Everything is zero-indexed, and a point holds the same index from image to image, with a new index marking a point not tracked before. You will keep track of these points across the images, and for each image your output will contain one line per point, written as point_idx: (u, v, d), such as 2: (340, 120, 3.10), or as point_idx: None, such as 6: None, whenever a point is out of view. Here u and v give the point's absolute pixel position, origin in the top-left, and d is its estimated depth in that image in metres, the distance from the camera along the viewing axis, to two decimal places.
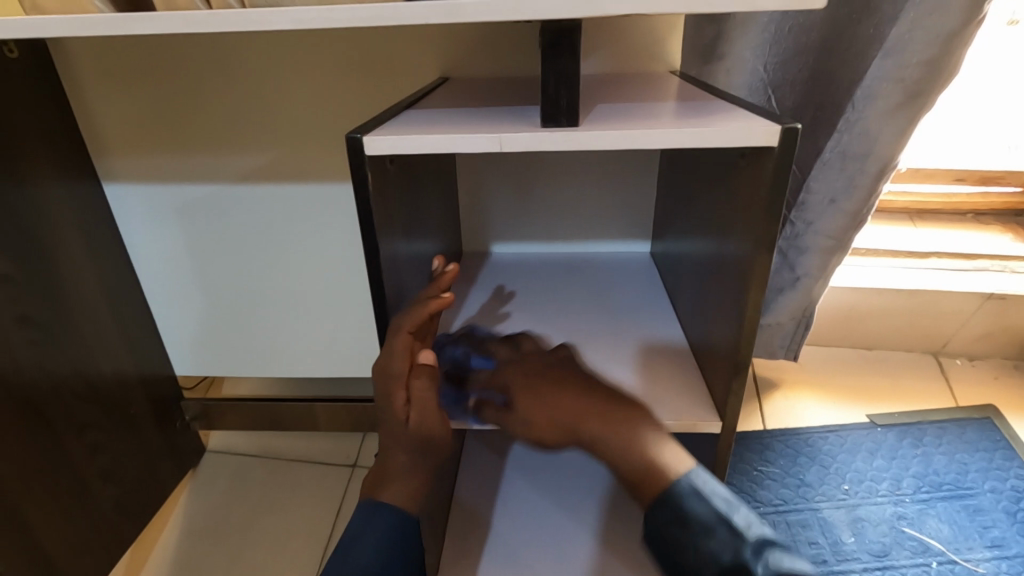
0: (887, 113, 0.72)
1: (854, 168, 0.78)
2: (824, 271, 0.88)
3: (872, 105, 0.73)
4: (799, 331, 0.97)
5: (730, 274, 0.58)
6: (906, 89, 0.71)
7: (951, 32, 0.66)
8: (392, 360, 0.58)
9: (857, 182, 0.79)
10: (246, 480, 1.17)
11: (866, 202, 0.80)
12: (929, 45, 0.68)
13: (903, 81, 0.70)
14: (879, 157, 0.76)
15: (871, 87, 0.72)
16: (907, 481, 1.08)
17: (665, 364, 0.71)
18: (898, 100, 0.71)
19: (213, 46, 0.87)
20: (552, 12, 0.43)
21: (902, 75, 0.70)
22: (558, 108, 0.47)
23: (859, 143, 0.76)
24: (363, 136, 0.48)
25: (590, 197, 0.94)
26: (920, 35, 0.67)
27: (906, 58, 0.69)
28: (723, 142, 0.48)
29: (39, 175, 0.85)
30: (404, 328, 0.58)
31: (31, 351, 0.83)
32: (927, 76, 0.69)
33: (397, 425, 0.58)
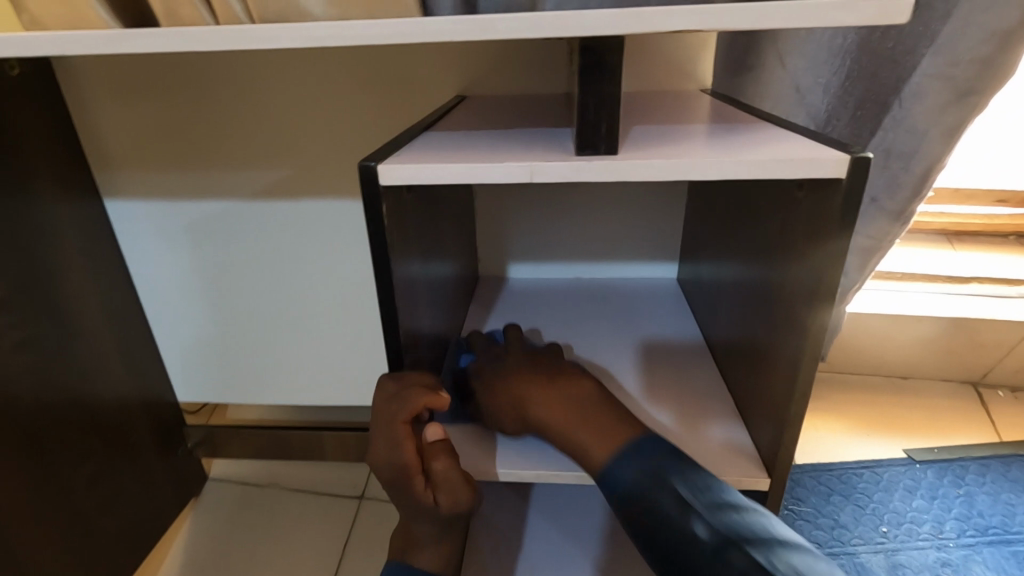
0: (934, 110, 0.62)
1: (896, 168, 0.68)
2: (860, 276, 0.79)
3: (915, 103, 0.63)
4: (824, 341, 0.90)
5: (780, 313, 0.52)
6: (957, 87, 0.60)
7: (1010, 27, 0.56)
8: (396, 450, 0.51)
9: (898, 181, 0.69)
10: (248, 510, 1.12)
11: (908, 208, 0.70)
12: (984, 39, 0.57)
13: (951, 79, 0.60)
14: (923, 159, 0.66)
15: (915, 86, 0.63)
16: (949, 524, 1.01)
17: (701, 406, 0.65)
18: (947, 100, 0.61)
19: (224, 64, 0.84)
20: (594, 27, 0.38)
21: (951, 72, 0.60)
22: (595, 132, 0.42)
23: (903, 143, 0.66)
24: (378, 164, 0.43)
25: (614, 220, 0.89)
26: (972, 31, 0.57)
27: (957, 54, 0.59)
28: (784, 173, 0.42)
29: (39, 194, 0.81)
30: (402, 420, 0.51)
31: (32, 380, 0.79)
32: (981, 75, 0.59)
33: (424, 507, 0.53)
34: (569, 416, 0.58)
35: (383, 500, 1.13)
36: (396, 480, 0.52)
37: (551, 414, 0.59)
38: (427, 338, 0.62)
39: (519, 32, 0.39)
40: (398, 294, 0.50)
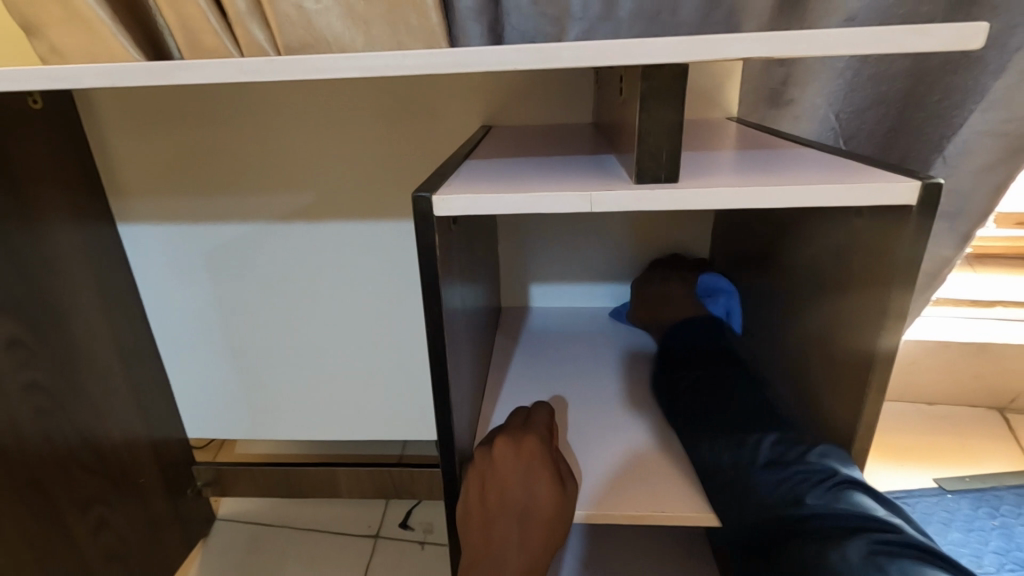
0: (984, 167, 0.69)
1: (945, 225, 0.74)
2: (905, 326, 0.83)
3: (965, 161, 0.69)
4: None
5: (838, 344, 0.51)
6: (1008, 144, 0.66)
7: None
8: (525, 432, 0.56)
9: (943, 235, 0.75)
10: (258, 551, 1.07)
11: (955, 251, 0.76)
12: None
13: (1004, 136, 0.66)
14: (972, 216, 0.72)
15: (965, 143, 0.68)
16: (988, 558, 0.97)
17: None
18: (998, 155, 0.67)
19: (249, 97, 0.84)
20: (658, 56, 0.37)
21: (1004, 130, 0.66)
22: (656, 161, 0.41)
23: (952, 201, 0.72)
24: (430, 196, 0.42)
25: (640, 250, 0.88)
26: None
27: (1010, 114, 0.64)
28: (849, 201, 0.40)
29: (56, 229, 0.79)
30: (526, 415, 0.61)
31: (37, 421, 0.76)
32: None
33: (544, 486, 0.53)
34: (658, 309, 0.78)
35: (399, 539, 1.09)
36: (524, 496, 0.52)
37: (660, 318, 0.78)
38: (467, 369, 0.61)
39: (581, 59, 0.38)
40: (445, 328, 0.49)
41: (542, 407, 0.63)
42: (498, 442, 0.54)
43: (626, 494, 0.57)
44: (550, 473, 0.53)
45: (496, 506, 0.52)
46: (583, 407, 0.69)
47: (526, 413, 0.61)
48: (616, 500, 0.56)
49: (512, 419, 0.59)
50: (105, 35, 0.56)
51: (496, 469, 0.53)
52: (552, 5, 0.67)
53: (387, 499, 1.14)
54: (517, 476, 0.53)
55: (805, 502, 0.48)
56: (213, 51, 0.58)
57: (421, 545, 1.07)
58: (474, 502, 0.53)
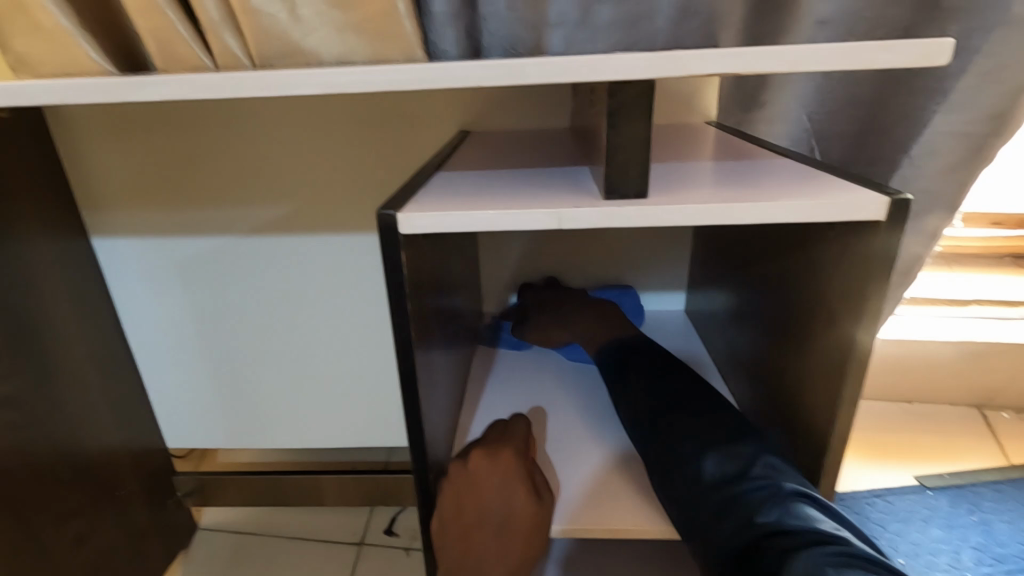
0: (948, 166, 0.68)
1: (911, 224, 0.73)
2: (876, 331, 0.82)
3: (931, 162, 0.68)
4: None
5: (812, 354, 0.51)
6: (971, 142, 0.66)
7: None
8: (502, 445, 0.56)
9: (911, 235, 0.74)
10: (241, 562, 1.06)
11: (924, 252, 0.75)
12: (993, 95, 0.63)
13: (967, 134, 0.66)
14: (938, 214, 0.72)
15: (929, 142, 0.67)
16: (968, 554, 0.99)
17: None
18: (961, 153, 0.67)
19: (222, 103, 0.82)
20: (627, 71, 0.37)
21: (967, 128, 0.65)
22: (625, 177, 0.41)
23: (919, 201, 0.71)
24: (397, 213, 0.41)
25: (621, 256, 0.88)
26: (990, 87, 0.63)
27: (974, 113, 0.64)
28: (818, 217, 0.40)
29: (26, 240, 0.77)
30: (503, 428, 0.60)
31: (11, 437, 0.74)
32: (994, 128, 0.65)
33: (521, 500, 0.52)
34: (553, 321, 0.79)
35: (384, 546, 1.08)
36: (500, 510, 0.52)
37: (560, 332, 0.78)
38: (443, 383, 0.60)
39: (547, 75, 0.38)
40: (416, 346, 0.48)
41: (519, 419, 0.63)
42: (474, 455, 0.54)
43: (603, 509, 0.57)
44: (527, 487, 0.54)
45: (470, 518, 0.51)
46: (562, 417, 0.69)
47: (503, 425, 0.61)
48: (591, 517, 0.56)
49: (489, 432, 0.59)
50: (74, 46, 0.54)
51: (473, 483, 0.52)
52: (528, 11, 0.66)
53: (372, 506, 1.13)
54: (494, 490, 0.52)
55: (757, 521, 0.47)
56: (186, 61, 0.56)
57: (406, 552, 1.07)
58: (450, 518, 0.52)
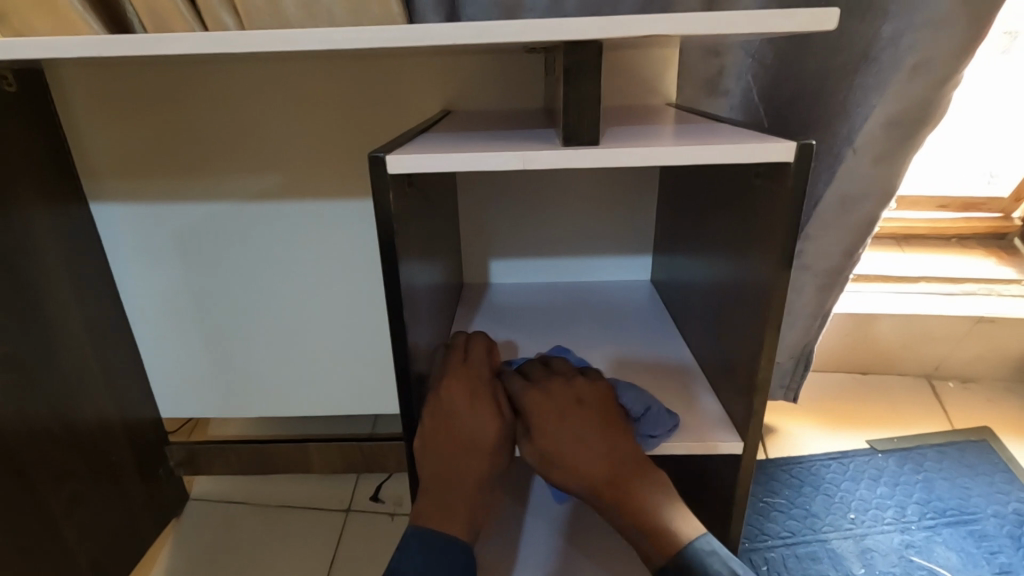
0: (883, 155, 0.72)
1: (851, 210, 0.77)
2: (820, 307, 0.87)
3: (869, 151, 0.72)
4: (799, 370, 0.95)
5: (746, 293, 0.58)
6: (903, 130, 0.70)
7: (946, 73, 0.66)
8: (474, 375, 0.61)
9: (851, 223, 0.78)
10: (232, 529, 1.10)
11: (860, 240, 0.80)
12: (922, 86, 0.67)
13: (899, 123, 0.70)
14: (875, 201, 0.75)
15: (868, 133, 0.71)
16: (911, 508, 1.08)
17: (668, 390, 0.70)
18: (895, 141, 0.71)
19: (218, 80, 0.88)
20: (578, 32, 0.44)
21: (898, 118, 0.70)
22: (580, 126, 0.47)
23: (857, 187, 0.75)
24: (386, 154, 0.47)
25: (592, 227, 0.95)
26: (919, 79, 0.67)
27: (904, 102, 0.68)
28: (741, 159, 0.47)
29: (30, 210, 0.82)
30: (465, 351, 0.64)
31: (13, 395, 0.79)
32: (922, 118, 0.69)
33: (495, 425, 0.58)
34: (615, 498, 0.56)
35: (370, 512, 1.13)
36: (478, 436, 0.58)
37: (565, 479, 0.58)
38: (425, 327, 0.66)
39: (513, 35, 0.44)
40: (402, 281, 0.54)
41: (482, 339, 0.66)
42: (451, 386, 0.59)
43: None
44: (500, 412, 0.60)
45: (451, 437, 0.58)
46: None
47: (464, 345, 0.65)
48: None
49: (456, 357, 0.63)
50: (79, 24, 0.61)
51: (453, 414, 0.58)
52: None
53: (358, 473, 1.18)
54: (472, 419, 0.58)
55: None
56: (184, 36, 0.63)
57: (391, 516, 1.12)
58: (432, 444, 0.58)
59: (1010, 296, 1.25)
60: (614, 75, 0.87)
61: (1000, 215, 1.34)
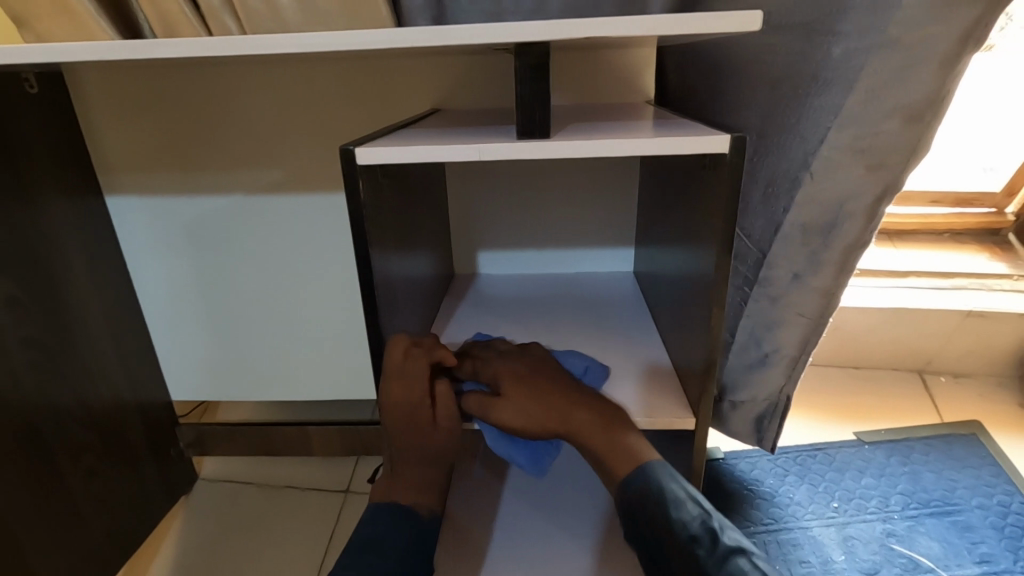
0: (848, 182, 0.63)
1: (817, 244, 0.68)
2: (800, 347, 0.76)
3: (829, 176, 0.63)
4: (773, 419, 0.83)
5: (700, 278, 0.62)
6: (868, 159, 0.61)
7: (911, 101, 0.57)
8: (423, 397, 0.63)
9: (820, 257, 0.68)
10: (237, 507, 1.17)
11: (837, 279, 0.69)
12: (885, 115, 0.59)
13: (863, 150, 0.61)
14: (843, 236, 0.66)
15: (824, 159, 0.63)
16: (895, 499, 1.09)
17: (631, 375, 0.74)
18: (861, 171, 0.62)
19: (220, 81, 0.94)
20: (527, 34, 0.48)
21: (860, 145, 0.61)
22: (533, 122, 0.52)
23: (818, 215, 0.66)
24: (356, 147, 0.51)
25: (576, 221, 0.99)
26: (877, 102, 0.58)
27: (862, 130, 0.60)
28: (683, 151, 0.51)
29: (50, 201, 0.89)
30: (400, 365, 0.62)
31: (34, 373, 0.85)
32: (887, 147, 0.60)
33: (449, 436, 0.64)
34: (568, 424, 0.62)
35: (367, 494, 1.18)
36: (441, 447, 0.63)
37: (512, 418, 0.63)
38: (405, 312, 0.71)
39: (472, 37, 0.49)
40: (375, 265, 0.58)
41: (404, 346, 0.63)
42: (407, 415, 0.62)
43: None
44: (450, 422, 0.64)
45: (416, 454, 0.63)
46: None
47: (404, 360, 0.62)
48: None
49: (398, 381, 0.62)
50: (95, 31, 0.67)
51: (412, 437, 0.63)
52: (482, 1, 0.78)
53: (356, 457, 1.23)
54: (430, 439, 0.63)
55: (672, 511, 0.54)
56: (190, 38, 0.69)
57: None
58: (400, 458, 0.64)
59: (1001, 291, 1.26)
60: (594, 75, 0.91)
61: (993, 210, 1.34)
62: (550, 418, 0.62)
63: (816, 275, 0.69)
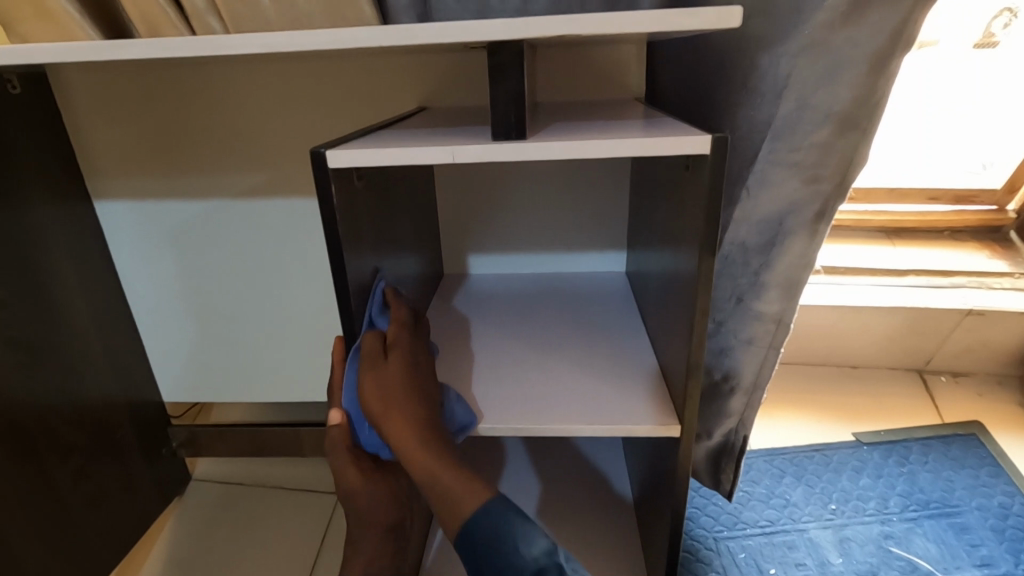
0: (780, 196, 0.66)
1: (755, 263, 0.71)
2: (750, 376, 0.77)
3: (762, 190, 0.67)
4: (729, 460, 0.85)
5: (685, 281, 0.60)
6: (803, 172, 0.64)
7: (840, 112, 0.60)
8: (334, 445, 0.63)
9: (763, 280, 0.70)
10: (231, 507, 1.16)
11: (784, 304, 0.70)
12: (821, 129, 0.61)
13: (796, 162, 0.64)
14: (783, 257, 0.68)
15: (761, 170, 0.66)
16: (894, 500, 1.07)
17: (617, 379, 0.73)
18: (796, 185, 0.65)
19: (203, 80, 0.93)
20: (498, 33, 0.47)
21: (794, 157, 0.64)
22: (507, 122, 0.50)
23: (758, 231, 0.69)
24: (327, 150, 0.50)
25: (566, 220, 0.98)
26: (808, 113, 0.61)
27: (796, 141, 0.63)
28: (662, 152, 0.49)
29: (35, 203, 0.88)
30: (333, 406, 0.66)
31: (21, 374, 0.85)
32: (819, 160, 0.63)
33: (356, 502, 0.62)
34: (427, 452, 0.55)
35: None
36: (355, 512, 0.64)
37: (383, 418, 0.56)
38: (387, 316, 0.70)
39: (444, 36, 0.47)
40: (351, 269, 0.57)
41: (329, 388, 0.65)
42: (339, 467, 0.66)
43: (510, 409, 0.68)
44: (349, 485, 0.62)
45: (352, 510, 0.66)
46: (489, 351, 0.79)
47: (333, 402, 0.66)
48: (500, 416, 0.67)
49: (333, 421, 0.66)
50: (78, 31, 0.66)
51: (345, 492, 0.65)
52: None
53: None
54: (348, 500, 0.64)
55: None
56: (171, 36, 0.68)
57: None
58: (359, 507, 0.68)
59: (1003, 289, 1.24)
60: (581, 72, 0.90)
61: (995, 207, 1.32)
62: (407, 442, 0.55)
63: (761, 297, 0.71)
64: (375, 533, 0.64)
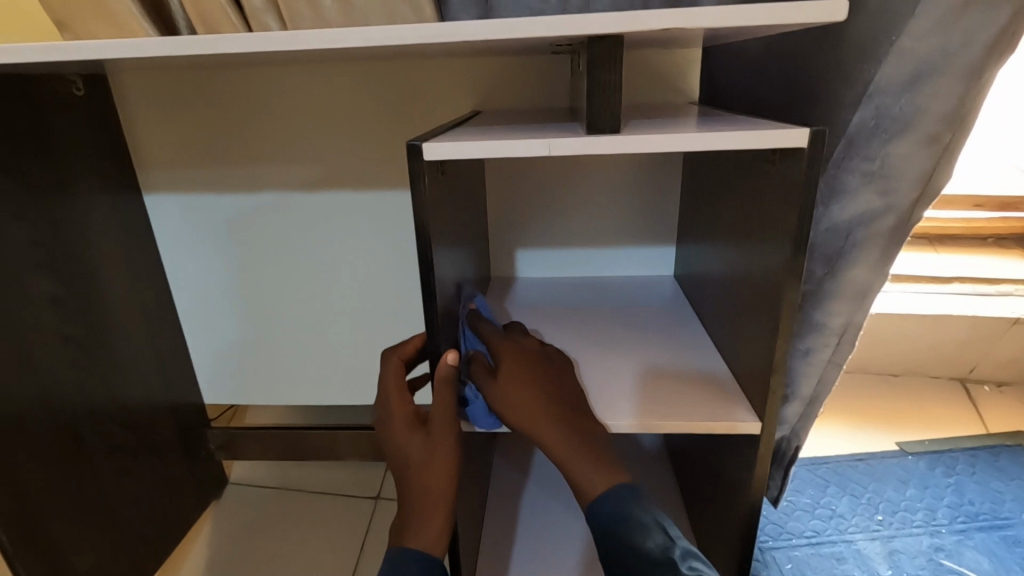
0: (852, 206, 0.66)
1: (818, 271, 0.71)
2: (809, 388, 0.76)
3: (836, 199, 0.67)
4: (780, 468, 0.86)
5: (761, 279, 0.60)
6: (875, 183, 0.64)
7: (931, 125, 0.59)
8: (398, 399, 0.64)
9: (826, 290, 0.71)
10: (267, 512, 1.16)
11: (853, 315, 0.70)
12: (903, 141, 0.61)
13: (869, 173, 0.64)
14: (852, 268, 0.68)
15: (834, 176, 0.67)
16: (942, 511, 1.05)
17: (683, 379, 0.72)
18: (872, 196, 0.64)
19: (262, 82, 0.94)
20: (598, 27, 0.47)
21: (869, 168, 0.63)
22: (602, 116, 0.51)
23: (827, 240, 0.69)
24: (422, 142, 0.50)
25: (616, 223, 0.98)
26: (889, 122, 0.61)
27: (874, 150, 0.63)
28: (753, 146, 0.49)
29: (90, 202, 0.89)
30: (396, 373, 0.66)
31: (73, 371, 0.85)
32: (895, 172, 0.62)
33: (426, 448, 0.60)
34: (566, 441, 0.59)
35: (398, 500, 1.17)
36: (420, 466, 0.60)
37: (515, 395, 0.62)
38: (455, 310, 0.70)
39: (540, 29, 0.48)
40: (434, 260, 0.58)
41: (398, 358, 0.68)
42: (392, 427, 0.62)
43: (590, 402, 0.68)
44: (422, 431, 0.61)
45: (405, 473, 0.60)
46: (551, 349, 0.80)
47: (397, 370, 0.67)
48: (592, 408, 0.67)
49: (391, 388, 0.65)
50: (135, 24, 0.68)
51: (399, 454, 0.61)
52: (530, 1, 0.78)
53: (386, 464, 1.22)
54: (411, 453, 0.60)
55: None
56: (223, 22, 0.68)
57: None
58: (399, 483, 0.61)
59: None
60: (637, 76, 0.90)
61: None
62: (536, 411, 0.61)
63: (825, 310, 0.71)
64: (437, 502, 0.59)
